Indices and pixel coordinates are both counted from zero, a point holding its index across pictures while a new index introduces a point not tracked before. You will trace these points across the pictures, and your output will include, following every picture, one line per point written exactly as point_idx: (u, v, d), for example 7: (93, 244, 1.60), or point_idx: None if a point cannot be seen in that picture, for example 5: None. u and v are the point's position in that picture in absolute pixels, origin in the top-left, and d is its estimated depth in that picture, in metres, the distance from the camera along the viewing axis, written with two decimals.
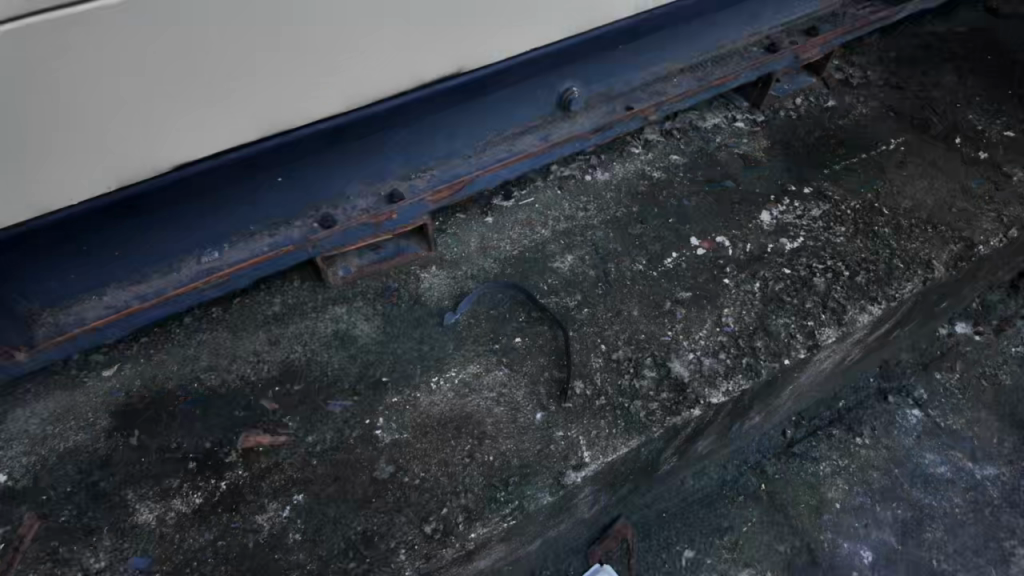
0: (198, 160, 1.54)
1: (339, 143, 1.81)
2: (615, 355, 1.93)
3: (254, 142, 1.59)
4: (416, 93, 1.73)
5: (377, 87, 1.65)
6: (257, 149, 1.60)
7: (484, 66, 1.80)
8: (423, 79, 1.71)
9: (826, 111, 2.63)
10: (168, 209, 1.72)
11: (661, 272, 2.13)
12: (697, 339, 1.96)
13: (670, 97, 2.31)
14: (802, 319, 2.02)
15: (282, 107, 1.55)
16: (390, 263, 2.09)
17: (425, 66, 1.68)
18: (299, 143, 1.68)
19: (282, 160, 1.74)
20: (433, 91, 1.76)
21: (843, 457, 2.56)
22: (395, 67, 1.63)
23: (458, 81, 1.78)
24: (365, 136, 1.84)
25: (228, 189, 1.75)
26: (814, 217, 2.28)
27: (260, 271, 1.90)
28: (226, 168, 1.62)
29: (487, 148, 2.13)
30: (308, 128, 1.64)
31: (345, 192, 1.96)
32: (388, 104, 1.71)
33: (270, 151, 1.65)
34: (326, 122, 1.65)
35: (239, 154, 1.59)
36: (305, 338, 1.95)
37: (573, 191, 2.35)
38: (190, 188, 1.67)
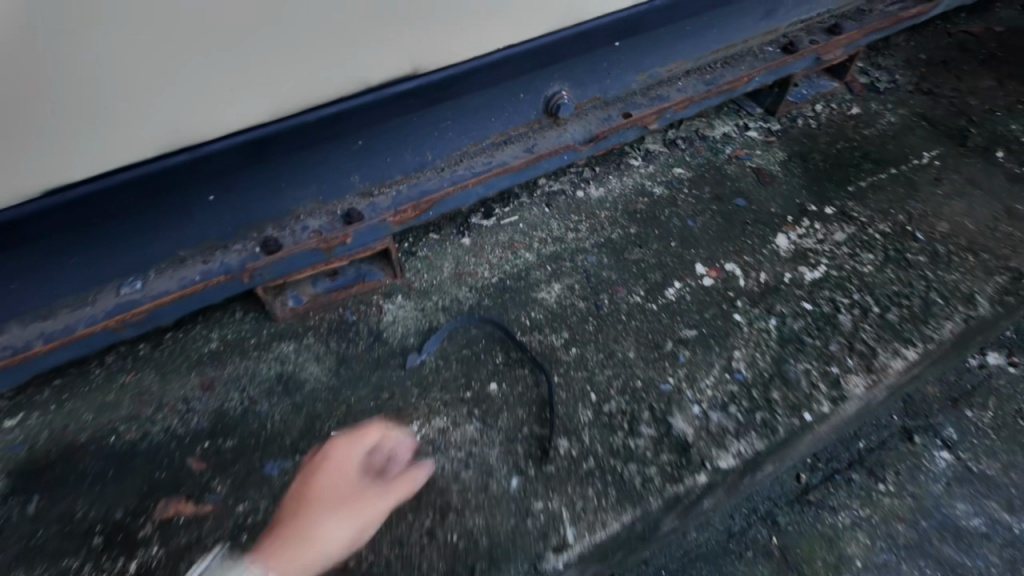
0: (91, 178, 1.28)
1: (278, 157, 1.53)
2: (605, 406, 1.64)
3: (157, 158, 1.32)
4: (361, 99, 1.46)
5: (310, 91, 1.38)
6: (162, 167, 1.34)
7: (444, 68, 1.53)
8: (370, 82, 1.44)
9: (850, 119, 2.33)
10: (70, 236, 1.43)
11: (662, 305, 1.84)
12: (702, 389, 1.68)
13: (674, 103, 2.02)
14: (825, 364, 1.74)
15: (191, 115, 1.28)
16: (348, 292, 1.80)
17: (369, 66, 1.41)
18: (219, 158, 1.40)
19: (204, 178, 1.46)
20: (382, 95, 1.48)
21: (863, 506, 2.03)
22: (331, 67, 1.36)
23: (414, 85, 1.51)
24: (309, 149, 1.56)
25: (143, 212, 1.48)
26: (837, 242, 2.00)
27: (187, 305, 1.61)
28: (129, 188, 1.36)
29: (464, 160, 1.84)
30: (226, 141, 1.36)
31: (293, 210, 1.68)
32: (325, 111, 1.43)
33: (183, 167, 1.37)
34: (250, 132, 1.38)
35: (135, 172, 1.32)
36: (244, 382, 1.67)
37: (563, 209, 2.06)
38: (90, 212, 1.39)
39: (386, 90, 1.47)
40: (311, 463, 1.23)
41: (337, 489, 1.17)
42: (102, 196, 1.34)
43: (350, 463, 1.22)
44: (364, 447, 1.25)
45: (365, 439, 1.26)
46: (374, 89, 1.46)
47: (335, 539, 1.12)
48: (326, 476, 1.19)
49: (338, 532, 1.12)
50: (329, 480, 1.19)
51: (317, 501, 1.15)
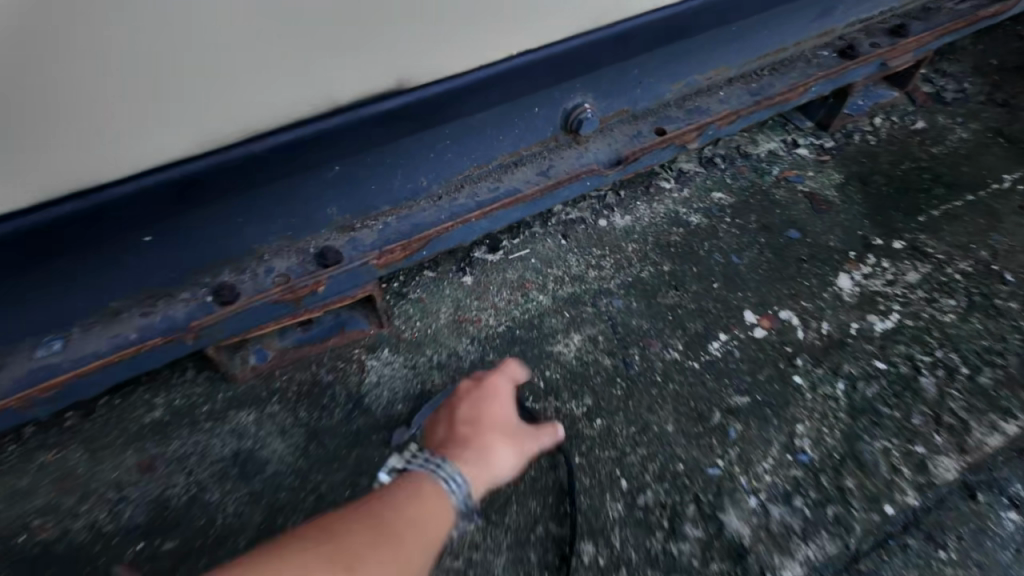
0: None
1: (226, 194, 1.20)
2: (639, 498, 1.33)
3: (48, 200, 0.99)
4: (322, 123, 1.11)
5: (265, 112, 1.04)
6: (48, 218, 1.01)
7: (434, 82, 1.17)
8: (338, 100, 1.10)
9: (914, 135, 2.01)
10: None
11: (705, 363, 1.52)
12: (758, 474, 1.37)
13: (718, 117, 1.69)
14: (906, 442, 1.42)
15: (82, 151, 0.95)
16: (324, 345, 1.48)
17: (335, 82, 1.07)
18: (133, 203, 1.07)
19: (122, 224, 1.14)
20: (351, 118, 1.13)
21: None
22: (282, 85, 1.02)
23: (394, 104, 1.16)
24: (264, 183, 1.23)
25: (51, 263, 1.15)
26: (910, 284, 1.68)
27: (115, 376, 1.28)
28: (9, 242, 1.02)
29: (466, 185, 1.53)
30: (135, 182, 1.03)
31: (255, 249, 1.36)
32: (273, 140, 1.09)
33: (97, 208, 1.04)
34: (169, 171, 1.04)
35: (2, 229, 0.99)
36: (191, 464, 1.35)
37: (582, 241, 1.74)
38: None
39: (358, 111, 1.13)
40: (460, 396, 1.15)
41: (502, 420, 1.12)
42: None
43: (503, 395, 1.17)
44: (507, 391, 1.18)
45: (505, 388, 1.18)
46: (340, 110, 1.12)
47: (507, 464, 1.07)
48: (486, 410, 1.12)
49: (510, 456, 1.07)
50: (488, 413, 1.12)
51: (488, 426, 1.09)
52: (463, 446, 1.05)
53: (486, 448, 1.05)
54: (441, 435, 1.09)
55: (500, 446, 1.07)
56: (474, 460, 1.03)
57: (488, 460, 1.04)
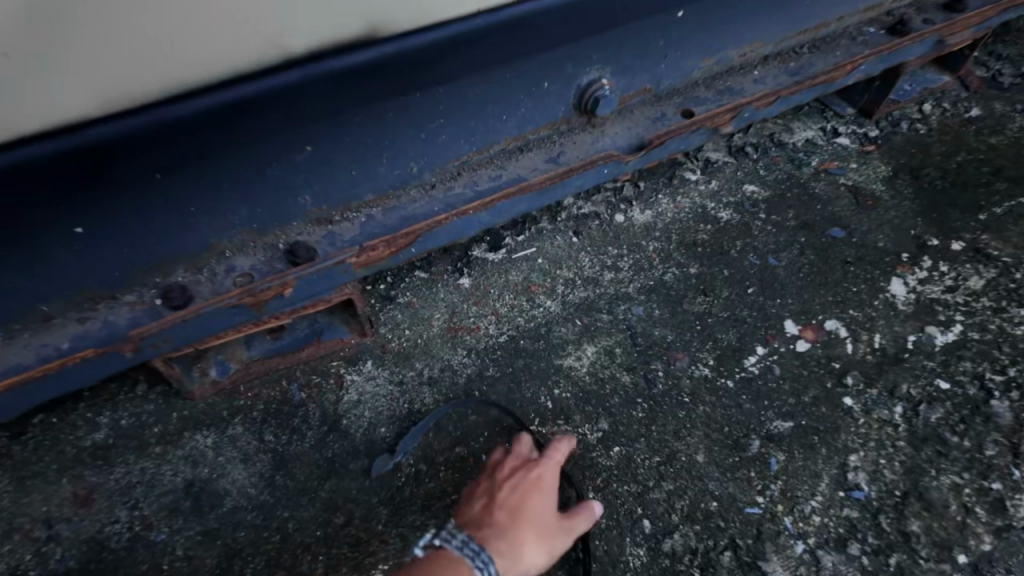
0: None
1: (164, 160, 0.98)
2: (665, 542, 1.12)
3: None
4: (272, 81, 0.83)
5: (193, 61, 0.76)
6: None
7: (428, 28, 0.88)
8: (292, 52, 0.81)
9: (968, 124, 1.80)
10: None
11: (741, 381, 1.31)
12: (806, 514, 1.16)
13: (755, 98, 1.47)
14: (980, 478, 1.20)
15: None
16: (297, 357, 1.28)
17: (281, 22, 0.77)
18: (28, 169, 0.82)
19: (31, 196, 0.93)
20: (313, 74, 0.85)
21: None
22: (202, 27, 0.74)
23: (370, 57, 0.87)
24: (216, 154, 1.02)
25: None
26: (974, 291, 1.46)
27: (33, 392, 1.05)
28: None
29: (464, 172, 1.32)
30: (28, 149, 0.78)
31: (213, 243, 1.17)
32: (208, 102, 0.81)
33: None
34: (66, 136, 0.78)
35: None
36: (136, 495, 1.15)
37: (596, 239, 1.53)
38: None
39: (320, 64, 0.84)
40: (505, 470, 1.10)
41: (546, 505, 1.05)
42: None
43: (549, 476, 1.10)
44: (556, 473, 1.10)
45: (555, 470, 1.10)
46: (294, 62, 0.83)
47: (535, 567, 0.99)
48: (530, 493, 1.05)
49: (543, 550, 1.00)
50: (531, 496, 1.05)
51: (527, 512, 1.03)
52: (496, 532, 0.99)
53: (519, 537, 0.99)
54: (476, 512, 1.04)
55: (537, 534, 1.01)
56: (503, 551, 0.97)
57: (518, 553, 0.98)
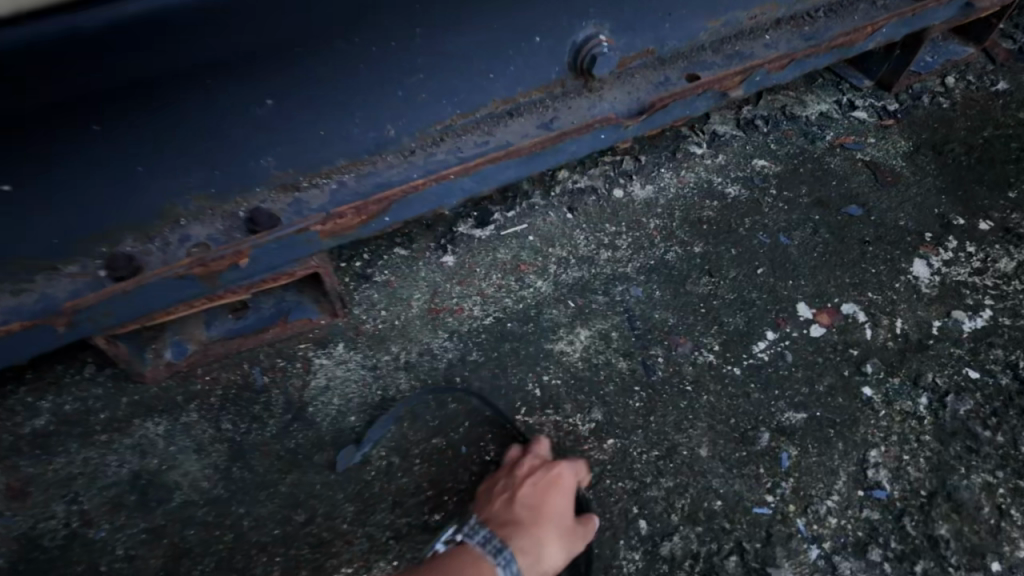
0: None
1: (89, 100, 0.87)
2: (663, 545, 1.01)
3: None
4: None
5: None
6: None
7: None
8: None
9: (995, 98, 1.67)
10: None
11: (749, 369, 1.19)
12: (821, 515, 1.04)
13: (768, 59, 1.36)
14: (1014, 477, 1.08)
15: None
16: (259, 339, 1.17)
17: None
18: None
19: None
20: None
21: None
22: None
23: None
24: (153, 100, 0.91)
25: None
26: (1004, 273, 1.33)
27: None
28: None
29: (448, 138, 1.20)
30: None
31: (164, 211, 1.06)
32: (115, 11, 0.75)
33: None
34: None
35: None
36: (76, 488, 1.03)
37: (592, 215, 1.41)
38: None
39: None
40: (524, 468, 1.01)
41: (567, 507, 0.97)
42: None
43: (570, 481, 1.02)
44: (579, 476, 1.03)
45: (577, 473, 1.02)
46: None
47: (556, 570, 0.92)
48: (551, 491, 0.97)
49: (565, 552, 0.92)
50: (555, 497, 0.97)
51: (549, 511, 0.95)
52: (519, 530, 0.91)
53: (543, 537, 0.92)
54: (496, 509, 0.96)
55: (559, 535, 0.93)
56: (525, 549, 0.89)
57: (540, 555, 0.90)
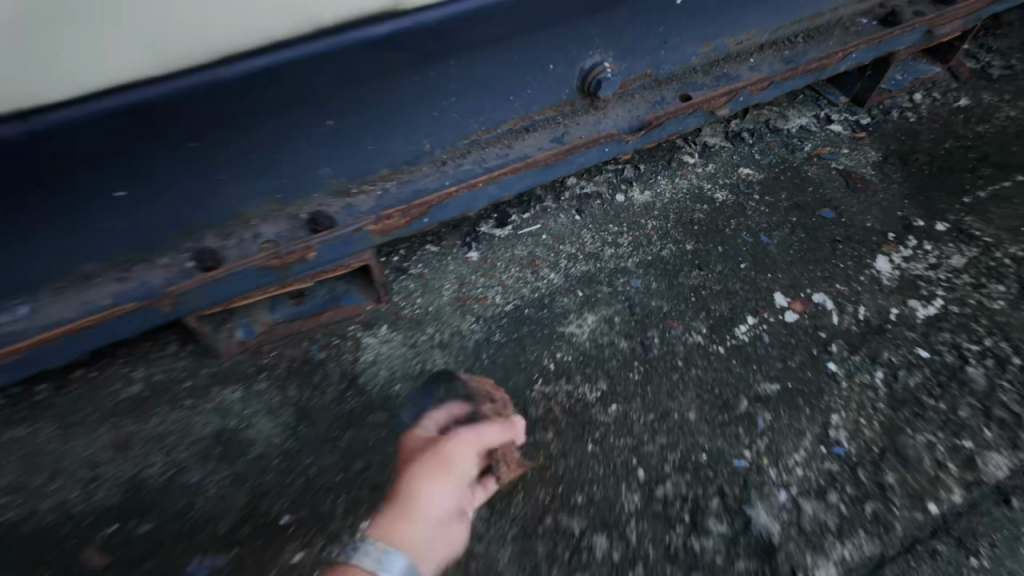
0: None
1: (203, 127, 1.07)
2: (657, 489, 1.20)
3: None
4: (300, 49, 0.98)
5: (242, 33, 0.93)
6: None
7: (430, 6, 1.04)
8: (320, 21, 0.97)
9: (958, 113, 1.87)
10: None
11: (731, 348, 1.40)
12: (789, 467, 1.24)
13: (749, 82, 1.56)
14: (952, 437, 1.28)
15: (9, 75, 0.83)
16: (317, 321, 1.38)
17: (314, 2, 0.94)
18: (78, 133, 0.95)
19: (95, 163, 1.04)
20: (337, 44, 1.00)
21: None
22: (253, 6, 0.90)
23: (385, 29, 1.03)
24: (246, 126, 1.12)
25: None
26: (956, 268, 1.54)
27: (89, 342, 1.20)
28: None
29: (474, 150, 1.42)
30: (82, 106, 0.91)
31: (241, 212, 1.27)
32: (243, 65, 0.96)
33: (67, 132, 0.94)
34: (141, 91, 0.93)
35: None
36: (170, 442, 1.24)
37: (598, 217, 1.62)
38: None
39: (347, 34, 1.00)
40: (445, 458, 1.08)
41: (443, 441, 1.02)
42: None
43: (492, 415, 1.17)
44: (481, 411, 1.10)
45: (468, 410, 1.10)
46: (324, 32, 0.99)
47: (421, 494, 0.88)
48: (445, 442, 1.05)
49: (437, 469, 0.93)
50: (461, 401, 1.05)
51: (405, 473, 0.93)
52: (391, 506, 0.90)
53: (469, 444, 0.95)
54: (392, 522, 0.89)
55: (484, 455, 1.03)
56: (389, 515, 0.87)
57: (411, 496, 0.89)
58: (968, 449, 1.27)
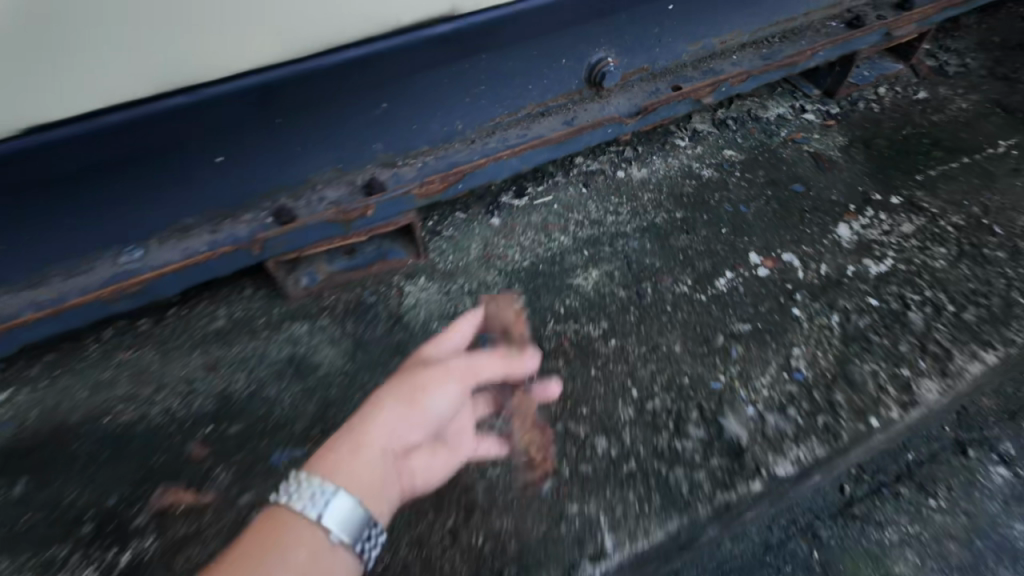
0: (113, 110, 1.13)
1: (300, 103, 1.35)
2: (648, 404, 1.49)
3: (155, 99, 1.14)
4: (389, 41, 1.28)
5: (342, 34, 1.21)
6: (154, 110, 1.16)
7: (480, 11, 1.34)
8: (401, 23, 1.26)
9: (916, 104, 2.15)
10: (47, 190, 1.26)
11: (712, 296, 1.67)
12: (757, 389, 1.52)
13: (730, 75, 1.83)
14: (894, 367, 1.56)
15: (76, 73, 1.04)
16: (368, 271, 1.67)
17: (394, 10, 1.23)
18: (217, 104, 1.22)
19: (217, 131, 1.32)
20: (412, 38, 1.30)
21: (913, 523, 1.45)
22: (353, 12, 1.19)
23: (448, 28, 1.32)
24: (328, 104, 1.40)
25: (134, 169, 1.30)
26: (906, 233, 1.81)
27: (193, 278, 1.46)
28: (80, 143, 1.16)
29: (497, 131, 1.69)
30: (230, 83, 1.18)
31: (309, 179, 1.54)
32: (347, 53, 1.25)
33: (209, 104, 1.21)
34: (269, 74, 1.21)
35: (130, 113, 1.14)
36: (251, 364, 1.53)
37: (602, 190, 1.90)
38: (59, 166, 1.20)
39: (418, 33, 1.29)
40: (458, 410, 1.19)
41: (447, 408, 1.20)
42: (25, 154, 1.13)
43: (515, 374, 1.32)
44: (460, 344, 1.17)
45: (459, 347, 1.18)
46: (400, 32, 1.28)
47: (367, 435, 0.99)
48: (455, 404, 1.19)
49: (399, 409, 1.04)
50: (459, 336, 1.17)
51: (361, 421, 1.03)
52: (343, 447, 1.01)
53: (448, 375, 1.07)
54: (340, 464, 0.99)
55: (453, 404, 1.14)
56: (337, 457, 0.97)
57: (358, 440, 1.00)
58: (906, 377, 1.54)
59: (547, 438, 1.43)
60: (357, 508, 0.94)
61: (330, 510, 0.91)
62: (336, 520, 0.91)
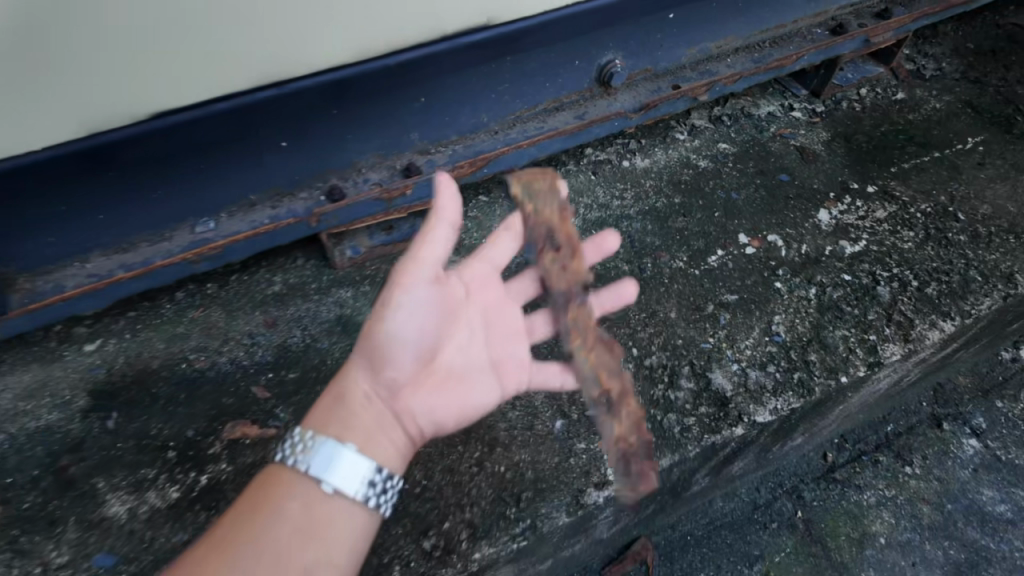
0: (219, 101, 1.39)
1: (359, 97, 1.61)
2: (647, 360, 1.72)
3: (251, 91, 1.41)
4: (441, 46, 1.55)
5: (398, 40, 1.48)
6: (252, 100, 1.42)
7: (512, 21, 1.60)
8: (445, 31, 1.52)
9: (895, 104, 2.38)
10: (149, 165, 1.50)
11: (704, 271, 1.90)
12: (741, 349, 1.75)
13: (723, 77, 2.06)
14: (863, 332, 1.78)
15: (194, 72, 1.30)
16: (403, 246, 1.91)
17: (441, 20, 1.50)
18: (296, 96, 1.48)
19: (290, 121, 1.57)
20: (456, 44, 1.56)
21: (889, 487, 1.75)
22: (409, 22, 1.46)
23: (482, 35, 1.58)
24: (380, 99, 1.65)
25: (218, 150, 1.55)
26: (879, 219, 2.04)
27: (258, 244, 1.69)
28: (189, 126, 1.41)
29: (517, 124, 1.92)
30: (312, 78, 1.44)
31: (354, 163, 1.76)
32: (406, 56, 1.52)
33: (290, 96, 1.47)
34: (342, 71, 1.46)
35: (232, 102, 1.40)
36: (305, 322, 1.78)
37: (609, 177, 2.13)
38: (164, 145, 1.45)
39: (460, 39, 1.56)
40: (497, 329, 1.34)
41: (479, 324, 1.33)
42: (165, 130, 1.39)
43: (564, 289, 1.41)
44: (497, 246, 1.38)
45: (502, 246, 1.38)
46: (445, 38, 1.54)
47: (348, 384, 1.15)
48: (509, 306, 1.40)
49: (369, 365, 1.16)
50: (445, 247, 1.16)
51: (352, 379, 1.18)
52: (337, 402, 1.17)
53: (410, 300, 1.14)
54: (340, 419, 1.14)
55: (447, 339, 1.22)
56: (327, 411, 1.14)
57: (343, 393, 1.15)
58: (873, 341, 1.77)
59: (617, 358, 1.38)
60: (344, 456, 1.08)
61: (320, 464, 1.06)
62: (326, 472, 1.05)
